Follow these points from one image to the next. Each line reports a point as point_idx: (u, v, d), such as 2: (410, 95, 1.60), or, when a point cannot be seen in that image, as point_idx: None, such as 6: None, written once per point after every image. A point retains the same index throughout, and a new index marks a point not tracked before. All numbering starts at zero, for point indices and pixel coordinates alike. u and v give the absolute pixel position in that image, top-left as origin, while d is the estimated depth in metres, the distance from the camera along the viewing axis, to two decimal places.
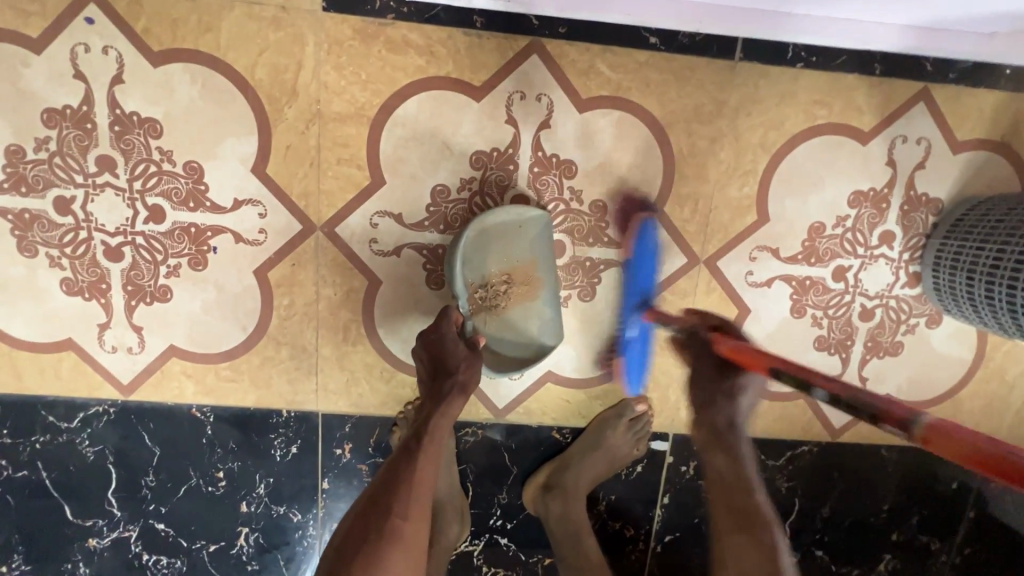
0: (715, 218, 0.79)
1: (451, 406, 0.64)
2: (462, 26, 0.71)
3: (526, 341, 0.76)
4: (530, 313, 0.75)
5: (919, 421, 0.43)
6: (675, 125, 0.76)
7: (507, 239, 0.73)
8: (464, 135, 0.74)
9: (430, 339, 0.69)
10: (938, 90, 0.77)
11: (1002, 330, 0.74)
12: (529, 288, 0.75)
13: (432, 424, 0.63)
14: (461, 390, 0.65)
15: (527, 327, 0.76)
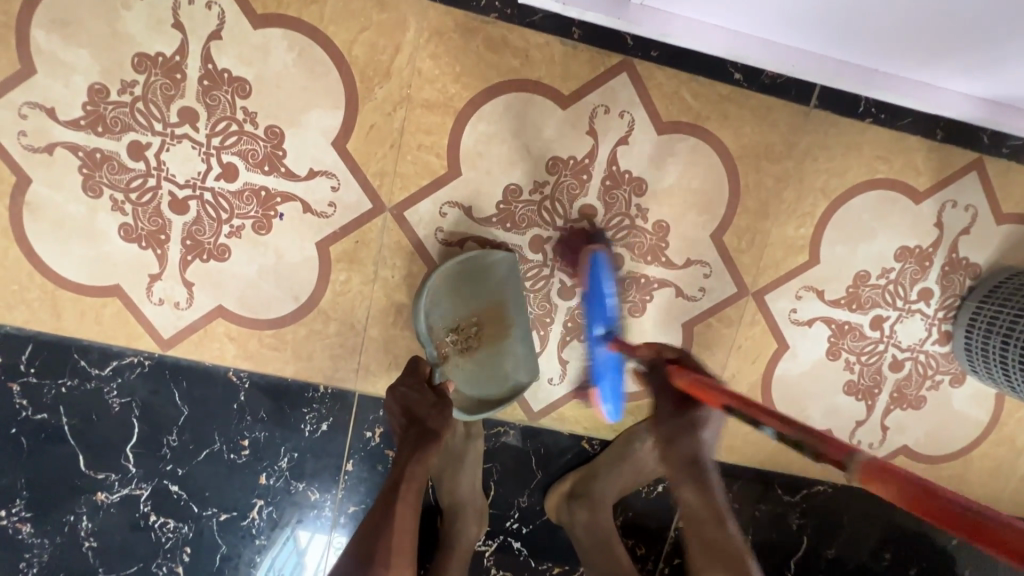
0: (769, 253, 0.82)
1: (423, 452, 0.65)
2: (561, 35, 0.73)
3: (500, 381, 0.77)
4: (504, 352, 0.77)
5: (855, 458, 0.39)
6: (745, 160, 0.79)
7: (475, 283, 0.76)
8: (544, 139, 0.76)
9: (397, 392, 0.70)
10: (990, 163, 0.82)
11: None
12: (502, 330, 0.77)
13: (407, 474, 0.65)
14: (433, 434, 0.66)
15: (503, 365, 0.77)
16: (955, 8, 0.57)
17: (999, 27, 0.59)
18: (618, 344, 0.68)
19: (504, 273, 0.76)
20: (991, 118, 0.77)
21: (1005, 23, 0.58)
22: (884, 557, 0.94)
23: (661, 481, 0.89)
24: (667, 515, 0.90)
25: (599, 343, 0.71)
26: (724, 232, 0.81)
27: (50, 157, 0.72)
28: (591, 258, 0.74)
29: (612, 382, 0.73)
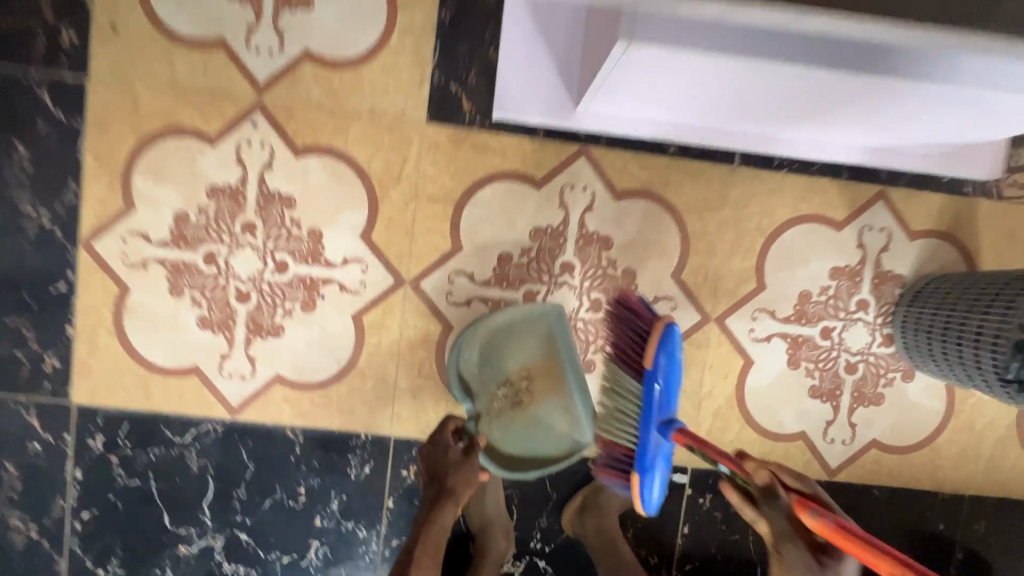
0: (723, 285, 0.99)
1: (442, 509, 0.84)
2: (529, 135, 0.94)
3: (548, 426, 0.91)
4: (553, 402, 0.91)
5: None
6: (690, 212, 0.97)
7: (501, 346, 0.92)
8: (526, 214, 0.95)
9: (426, 451, 0.89)
10: (894, 192, 0.99)
11: (958, 380, 0.91)
12: (544, 386, 0.91)
13: (429, 530, 0.83)
14: (450, 494, 0.84)
15: (550, 414, 0.91)
16: (814, 103, 0.76)
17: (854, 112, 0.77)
18: (693, 438, 0.73)
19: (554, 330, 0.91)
20: (887, 160, 0.95)
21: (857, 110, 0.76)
22: None
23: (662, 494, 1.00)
24: (673, 524, 1.01)
25: (660, 430, 0.76)
26: (683, 271, 0.98)
27: (145, 270, 0.92)
28: (665, 330, 0.75)
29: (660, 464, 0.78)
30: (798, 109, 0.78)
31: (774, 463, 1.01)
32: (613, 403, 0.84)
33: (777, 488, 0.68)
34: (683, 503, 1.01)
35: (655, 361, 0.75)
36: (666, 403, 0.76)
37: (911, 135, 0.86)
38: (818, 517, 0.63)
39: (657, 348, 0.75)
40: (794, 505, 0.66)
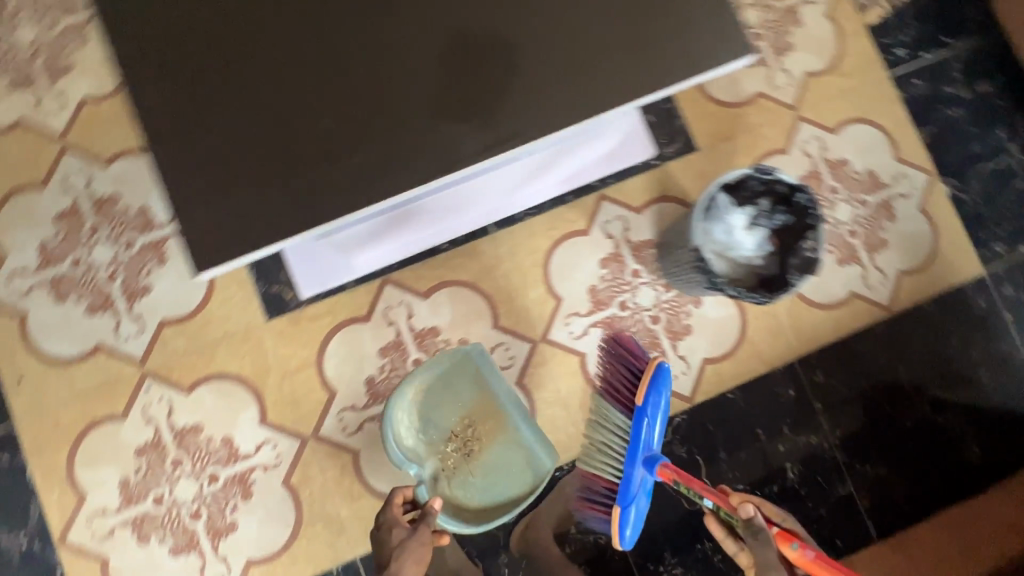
0: (532, 314, 1.28)
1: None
2: (343, 289, 1.24)
3: (498, 462, 1.17)
4: (498, 438, 1.18)
5: None
6: (481, 279, 1.28)
7: (427, 411, 1.18)
8: (369, 343, 1.24)
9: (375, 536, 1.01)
10: (610, 189, 1.32)
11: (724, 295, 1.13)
12: (487, 427, 1.18)
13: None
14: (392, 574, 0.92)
15: (489, 451, 1.17)
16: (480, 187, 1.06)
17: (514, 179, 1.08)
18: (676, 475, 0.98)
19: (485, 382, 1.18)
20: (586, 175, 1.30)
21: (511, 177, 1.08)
22: (759, 434, 1.29)
23: None
24: None
25: (644, 466, 0.99)
26: (500, 320, 1.27)
27: (114, 536, 1.15)
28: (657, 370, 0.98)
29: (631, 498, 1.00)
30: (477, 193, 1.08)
31: None
32: (602, 438, 1.08)
33: (753, 518, 0.93)
34: None
35: (645, 399, 0.98)
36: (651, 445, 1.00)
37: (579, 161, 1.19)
38: (798, 549, 0.90)
39: (647, 389, 0.97)
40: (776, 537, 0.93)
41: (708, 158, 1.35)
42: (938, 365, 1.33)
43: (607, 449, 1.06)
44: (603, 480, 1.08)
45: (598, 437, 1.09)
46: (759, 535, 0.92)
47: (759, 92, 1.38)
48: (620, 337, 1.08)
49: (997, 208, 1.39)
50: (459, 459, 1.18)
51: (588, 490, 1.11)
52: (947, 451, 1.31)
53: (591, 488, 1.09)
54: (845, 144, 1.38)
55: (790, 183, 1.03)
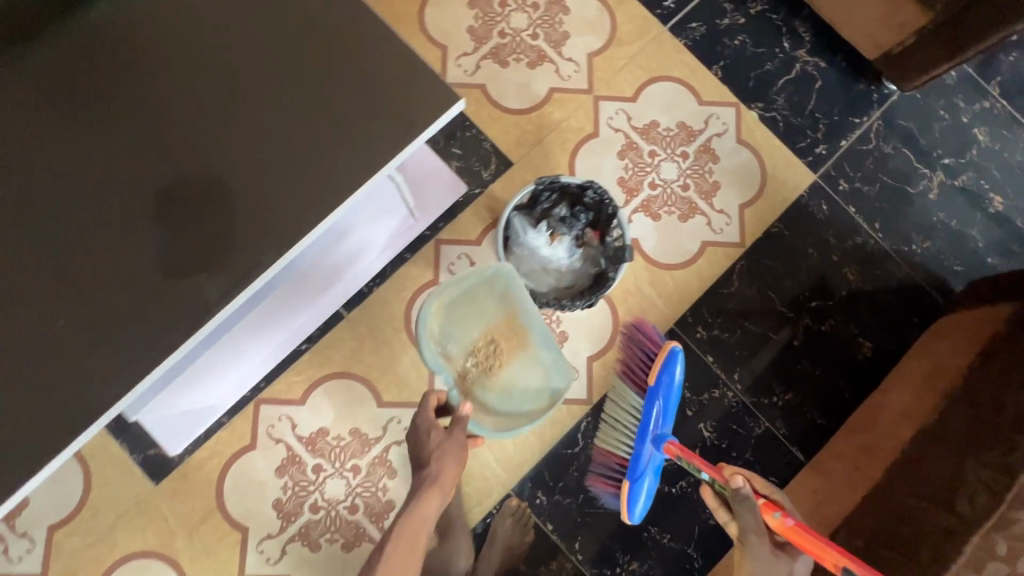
0: (411, 378, 1.27)
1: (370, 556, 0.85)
2: (219, 427, 1.22)
3: (529, 389, 1.05)
4: (517, 364, 1.07)
5: None
6: (350, 364, 1.27)
7: (496, 292, 1.06)
8: (264, 467, 1.22)
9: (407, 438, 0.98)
10: (443, 232, 1.32)
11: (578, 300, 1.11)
12: (508, 347, 1.07)
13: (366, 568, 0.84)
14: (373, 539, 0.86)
15: (512, 380, 1.06)
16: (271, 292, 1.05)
17: None
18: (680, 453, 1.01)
19: (500, 294, 1.06)
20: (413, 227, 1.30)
21: None
22: None
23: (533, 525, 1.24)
24: (540, 530, 1.25)
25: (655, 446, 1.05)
26: (383, 397, 1.26)
27: None
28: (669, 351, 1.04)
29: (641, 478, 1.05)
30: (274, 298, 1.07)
31: (551, 431, 1.28)
32: (620, 419, 1.14)
33: (740, 490, 0.89)
34: (531, 513, 1.25)
35: (659, 378, 1.03)
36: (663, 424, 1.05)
37: None
38: (779, 517, 0.86)
39: (661, 368, 1.03)
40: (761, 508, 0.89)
41: (526, 168, 1.37)
42: (803, 280, 1.38)
43: (621, 430, 1.12)
44: (616, 458, 1.13)
45: (616, 417, 1.15)
46: (747, 502, 0.89)
47: (551, 89, 1.40)
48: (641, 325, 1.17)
49: (806, 114, 1.44)
50: (478, 377, 1.05)
51: (605, 468, 1.18)
52: (840, 355, 1.35)
53: (608, 469, 1.16)
54: (648, 107, 1.41)
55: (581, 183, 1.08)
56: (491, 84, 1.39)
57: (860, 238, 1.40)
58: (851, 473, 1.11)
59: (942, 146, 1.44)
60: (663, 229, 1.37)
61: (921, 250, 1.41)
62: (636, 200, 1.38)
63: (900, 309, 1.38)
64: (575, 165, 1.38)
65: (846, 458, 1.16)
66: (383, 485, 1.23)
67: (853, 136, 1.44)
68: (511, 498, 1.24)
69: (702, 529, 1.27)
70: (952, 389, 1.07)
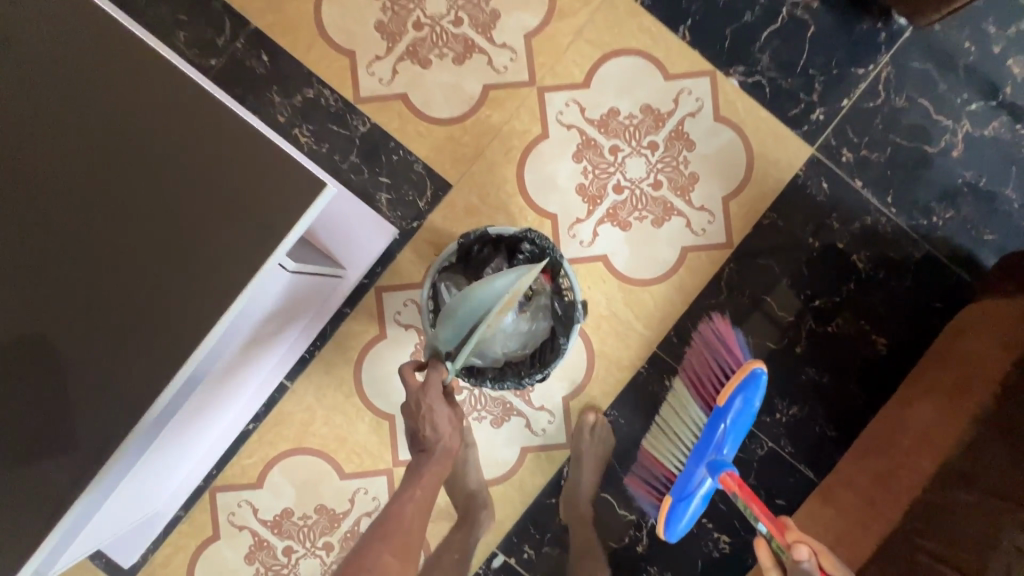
0: (373, 444, 1.16)
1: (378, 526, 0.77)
2: (177, 521, 1.14)
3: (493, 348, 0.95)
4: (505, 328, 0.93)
5: None
6: (304, 438, 1.16)
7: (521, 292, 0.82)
8: (231, 556, 1.15)
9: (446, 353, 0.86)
10: (383, 277, 1.16)
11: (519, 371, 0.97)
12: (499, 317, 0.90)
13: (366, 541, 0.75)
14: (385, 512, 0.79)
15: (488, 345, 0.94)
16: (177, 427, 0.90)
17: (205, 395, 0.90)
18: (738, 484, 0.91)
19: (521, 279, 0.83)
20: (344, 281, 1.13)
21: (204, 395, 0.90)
22: None
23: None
24: None
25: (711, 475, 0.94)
26: (345, 468, 1.16)
27: None
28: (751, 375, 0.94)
29: (682, 504, 0.97)
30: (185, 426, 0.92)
31: (532, 480, 1.17)
32: (676, 429, 1.07)
33: (802, 563, 0.76)
34: (521, 568, 1.17)
35: (731, 399, 0.95)
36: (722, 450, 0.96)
37: (316, 291, 1.03)
38: None
39: (736, 389, 0.94)
40: None
41: (468, 188, 1.17)
42: (804, 276, 1.19)
43: (677, 444, 1.05)
44: (666, 469, 1.07)
45: (673, 427, 1.07)
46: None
47: (486, 86, 1.17)
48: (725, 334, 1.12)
49: (798, 72, 1.19)
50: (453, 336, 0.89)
51: (651, 475, 1.13)
52: (850, 358, 1.19)
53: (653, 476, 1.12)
54: (605, 92, 1.18)
55: (518, 231, 0.95)
56: (414, 92, 1.17)
57: (869, 218, 1.19)
58: (864, 509, 0.98)
59: (968, 89, 1.18)
60: (636, 239, 1.18)
61: (944, 222, 1.19)
62: (600, 209, 1.18)
63: (920, 297, 1.19)
64: (525, 175, 1.17)
65: (859, 489, 1.03)
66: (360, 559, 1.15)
67: (856, 91, 1.19)
68: (498, 556, 1.16)
69: (707, 563, 1.17)
70: (982, 414, 0.91)
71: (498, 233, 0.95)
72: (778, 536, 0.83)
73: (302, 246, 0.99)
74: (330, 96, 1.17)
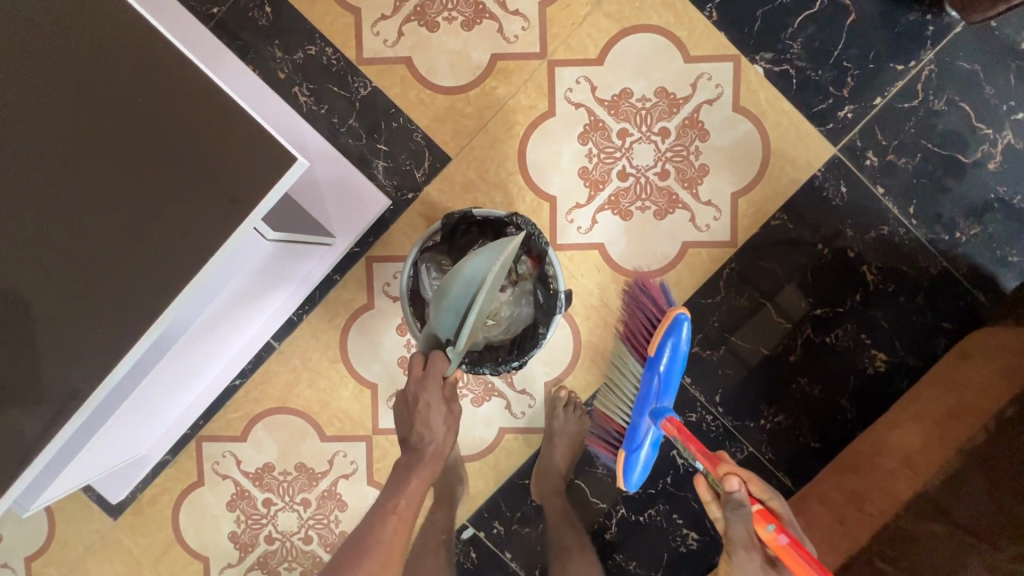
0: (353, 411, 1.18)
1: (372, 517, 0.88)
2: (165, 464, 1.20)
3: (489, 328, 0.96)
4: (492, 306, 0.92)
5: None
6: (288, 398, 1.18)
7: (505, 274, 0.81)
8: (214, 502, 1.20)
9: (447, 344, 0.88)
10: (374, 247, 1.15)
11: (497, 356, 0.95)
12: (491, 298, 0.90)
13: (363, 530, 0.87)
14: (378, 505, 0.88)
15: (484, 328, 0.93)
16: (159, 386, 0.92)
17: (185, 358, 0.92)
18: (679, 429, 0.89)
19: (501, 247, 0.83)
20: (333, 248, 1.11)
21: (182, 360, 0.92)
22: None
23: (495, 553, 1.19)
24: (499, 559, 1.19)
25: (657, 423, 0.92)
26: (326, 431, 1.18)
27: None
28: (677, 319, 0.93)
29: (636, 455, 0.97)
30: (166, 383, 0.94)
31: (507, 460, 1.19)
32: (618, 384, 1.04)
33: (733, 494, 0.78)
34: (489, 542, 1.19)
35: (661, 347, 0.94)
36: (662, 396, 0.95)
37: (302, 258, 1.03)
38: (772, 530, 0.75)
39: (664, 335, 0.94)
40: (753, 513, 0.78)
41: (467, 163, 1.13)
42: (807, 283, 1.14)
43: (620, 395, 1.03)
44: (615, 425, 1.03)
45: (615, 381, 1.05)
46: (738, 510, 0.78)
47: (495, 55, 1.12)
48: (645, 282, 0.98)
49: (830, 63, 1.10)
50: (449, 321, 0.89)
51: (604, 431, 1.07)
52: (845, 371, 1.15)
53: (603, 434, 1.08)
54: (619, 70, 1.12)
55: (504, 215, 0.93)
56: (419, 57, 1.13)
57: (886, 227, 1.13)
58: (835, 525, 0.97)
59: (1016, 97, 1.09)
60: (636, 230, 1.14)
61: (968, 239, 1.11)
62: (602, 195, 1.13)
63: (929, 315, 1.13)
64: (527, 154, 1.13)
65: (834, 504, 1.02)
66: (335, 517, 1.19)
67: (891, 89, 1.10)
68: (468, 528, 1.19)
69: (673, 557, 1.19)
70: (968, 447, 0.88)
71: (483, 214, 0.93)
72: (712, 470, 0.83)
73: (289, 212, 0.97)
74: (332, 55, 1.13)
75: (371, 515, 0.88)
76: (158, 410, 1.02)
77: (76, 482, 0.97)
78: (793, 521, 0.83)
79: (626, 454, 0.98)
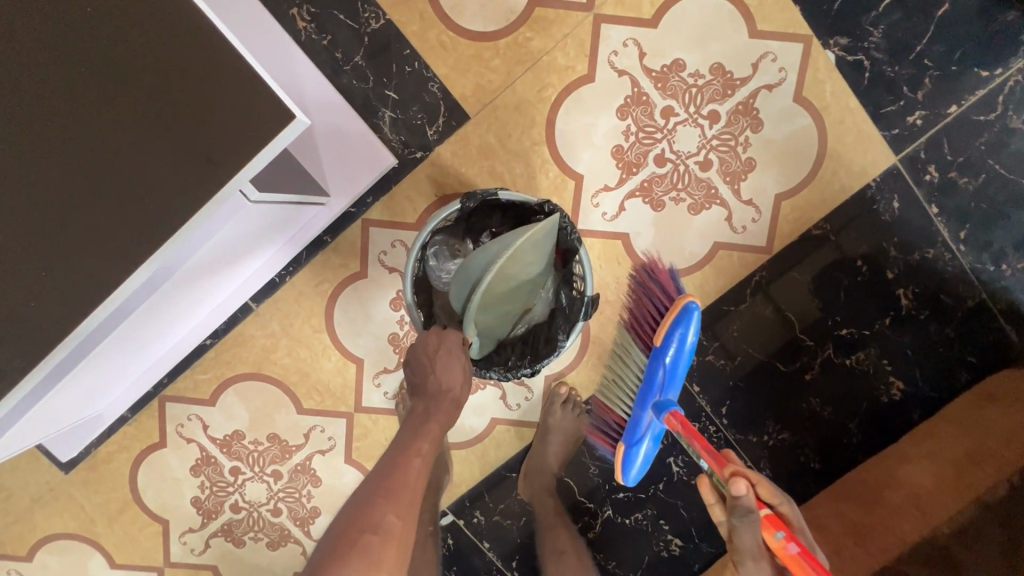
0: (335, 385, 1.09)
1: (381, 467, 0.71)
2: (125, 421, 1.09)
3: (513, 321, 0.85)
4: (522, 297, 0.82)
5: None
6: (264, 364, 1.08)
7: (538, 253, 0.77)
8: (177, 466, 1.11)
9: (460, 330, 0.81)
10: (372, 210, 1.01)
11: (509, 360, 0.86)
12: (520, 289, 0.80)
13: (367, 483, 0.69)
14: (393, 452, 0.72)
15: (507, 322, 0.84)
16: (118, 350, 0.80)
17: (149, 320, 0.79)
18: (679, 423, 0.81)
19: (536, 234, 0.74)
20: (327, 207, 0.98)
21: (144, 323, 0.79)
22: None
23: (473, 541, 1.15)
24: (477, 548, 1.15)
25: (657, 416, 0.84)
26: (304, 403, 1.09)
27: None
28: (686, 309, 0.83)
29: (636, 450, 0.89)
30: (127, 344, 0.81)
31: (496, 451, 1.12)
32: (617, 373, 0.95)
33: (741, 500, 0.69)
34: (469, 530, 1.14)
35: (668, 337, 0.84)
36: (665, 389, 0.86)
37: (291, 218, 0.89)
38: (783, 539, 0.69)
39: (672, 324, 0.84)
40: (762, 518, 0.71)
41: (487, 124, 0.99)
42: (838, 301, 1.06)
43: (622, 387, 0.94)
44: (614, 416, 0.96)
45: (617, 371, 0.95)
46: (746, 517, 0.70)
47: (534, 1, 0.96)
48: (654, 267, 0.87)
49: (910, 59, 0.97)
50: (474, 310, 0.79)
51: (602, 422, 0.99)
52: (860, 396, 1.10)
53: (601, 424, 1.00)
54: (672, 37, 0.97)
55: (535, 200, 0.81)
56: None
57: (932, 251, 1.04)
58: (829, 555, 0.92)
59: None
60: (665, 223, 1.03)
61: (1013, 272, 1.04)
62: (634, 179, 1.01)
63: (956, 348, 1.07)
64: (557, 122, 0.99)
65: (831, 532, 0.97)
66: (307, 492, 1.12)
67: (970, 97, 0.98)
68: (448, 515, 1.13)
69: (653, 560, 1.16)
70: (987, 498, 0.85)
71: (512, 198, 0.81)
72: (719, 470, 0.75)
73: (280, 163, 0.83)
74: None
75: (385, 460, 0.71)
76: (118, 371, 0.90)
77: (24, 444, 0.86)
78: (801, 523, 0.77)
79: (626, 449, 0.90)
